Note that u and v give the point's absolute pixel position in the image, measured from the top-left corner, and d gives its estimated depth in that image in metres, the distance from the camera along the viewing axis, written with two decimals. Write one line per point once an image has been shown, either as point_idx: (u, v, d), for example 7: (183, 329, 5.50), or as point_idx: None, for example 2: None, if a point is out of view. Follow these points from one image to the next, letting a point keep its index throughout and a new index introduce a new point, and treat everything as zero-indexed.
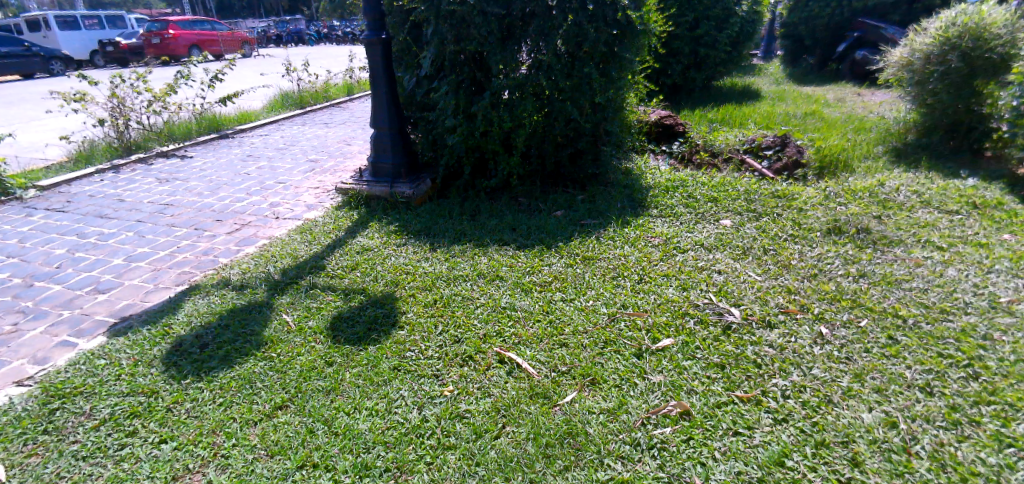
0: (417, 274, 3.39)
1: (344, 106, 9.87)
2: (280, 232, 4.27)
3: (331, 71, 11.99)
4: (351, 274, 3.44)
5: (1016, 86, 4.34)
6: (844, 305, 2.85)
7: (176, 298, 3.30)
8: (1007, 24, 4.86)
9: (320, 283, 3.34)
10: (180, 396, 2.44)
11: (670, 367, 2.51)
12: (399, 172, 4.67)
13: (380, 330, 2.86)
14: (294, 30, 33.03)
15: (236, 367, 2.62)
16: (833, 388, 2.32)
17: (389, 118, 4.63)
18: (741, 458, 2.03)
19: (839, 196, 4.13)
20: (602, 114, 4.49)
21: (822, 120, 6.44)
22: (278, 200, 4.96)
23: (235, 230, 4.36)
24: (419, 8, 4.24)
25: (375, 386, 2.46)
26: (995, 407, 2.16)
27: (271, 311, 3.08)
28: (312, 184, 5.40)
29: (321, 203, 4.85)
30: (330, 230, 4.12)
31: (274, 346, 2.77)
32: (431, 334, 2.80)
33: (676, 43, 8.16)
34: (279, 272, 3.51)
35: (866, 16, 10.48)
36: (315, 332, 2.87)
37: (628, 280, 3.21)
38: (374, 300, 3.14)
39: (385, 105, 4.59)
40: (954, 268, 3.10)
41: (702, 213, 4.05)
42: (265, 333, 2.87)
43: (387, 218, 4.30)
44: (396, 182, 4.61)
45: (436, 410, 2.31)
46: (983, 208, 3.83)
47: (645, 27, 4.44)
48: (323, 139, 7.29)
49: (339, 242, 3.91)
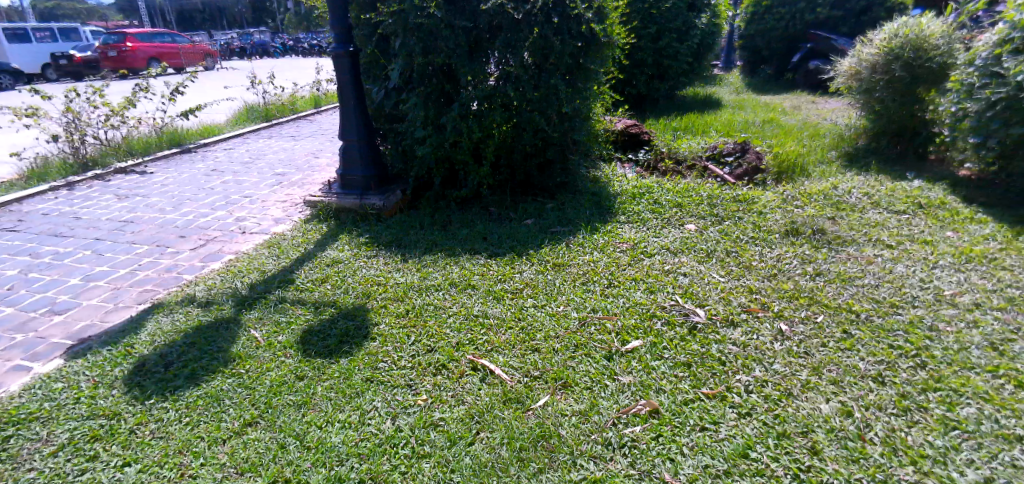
0: (388, 285, 3.39)
1: (311, 119, 9.81)
2: (247, 246, 4.23)
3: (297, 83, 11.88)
4: (321, 287, 3.42)
5: (954, 94, 4.60)
6: (801, 303, 2.97)
7: (138, 317, 3.23)
8: (944, 36, 5.15)
9: (289, 297, 3.32)
10: (143, 417, 2.39)
11: (639, 368, 2.58)
12: (369, 183, 4.68)
13: (351, 343, 2.86)
14: (258, 42, 32.54)
15: (203, 386, 2.58)
16: (793, 382, 2.42)
17: (359, 130, 4.64)
18: (708, 452, 2.11)
19: (796, 199, 4.30)
20: (569, 123, 4.60)
21: (778, 127, 6.69)
22: (244, 215, 4.90)
23: (199, 246, 4.30)
24: (386, 21, 4.26)
25: (347, 398, 2.46)
26: (941, 393, 2.29)
27: (239, 328, 3.04)
28: (279, 198, 5.35)
29: (289, 217, 4.81)
30: (298, 244, 4.09)
31: (243, 362, 2.74)
32: (403, 344, 2.81)
33: (639, 54, 8.35)
34: (246, 288, 3.47)
35: (818, 28, 10.88)
36: (285, 347, 2.85)
37: (598, 285, 3.28)
38: (344, 312, 3.13)
39: (354, 117, 4.61)
40: (903, 265, 3.27)
41: (668, 218, 4.16)
42: (232, 349, 2.84)
43: (357, 229, 4.29)
44: (367, 194, 4.62)
45: (410, 420, 2.33)
46: (928, 207, 4.04)
47: (609, 40, 4.52)
48: (290, 152, 7.24)
49: (308, 255, 3.89)
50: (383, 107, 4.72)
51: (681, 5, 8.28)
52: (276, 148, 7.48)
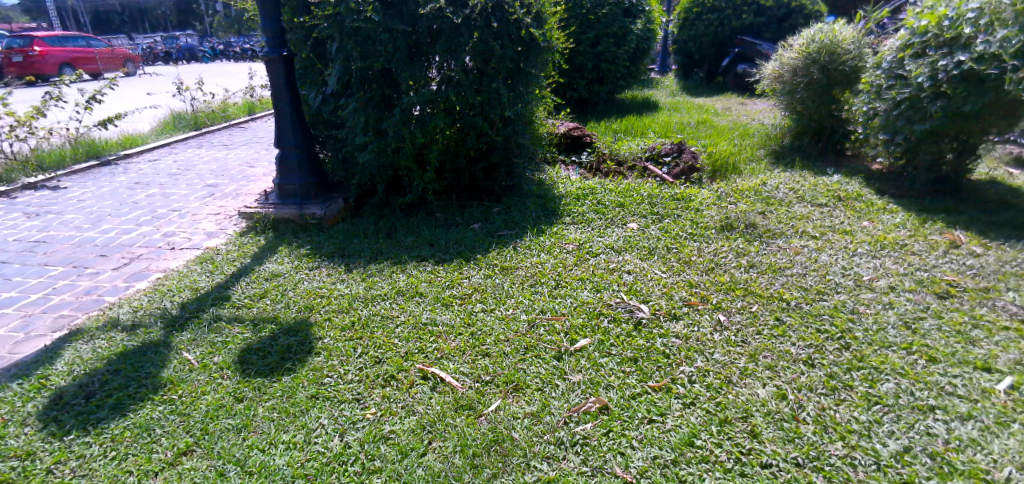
0: (332, 297, 3.33)
1: (245, 126, 9.49)
2: (176, 263, 4.05)
3: (228, 89, 11.46)
4: (260, 303, 3.32)
5: (865, 95, 4.95)
6: (737, 294, 3.13)
7: (53, 346, 3.03)
8: (854, 41, 5.55)
9: (225, 315, 3.20)
10: (62, 455, 2.26)
11: (588, 366, 2.65)
12: (308, 192, 4.60)
13: (294, 360, 2.79)
14: (184, 46, 31.05)
15: (130, 416, 2.45)
16: (732, 370, 2.55)
17: (295, 137, 4.55)
18: (656, 443, 2.19)
19: (729, 196, 4.51)
20: (512, 127, 4.65)
21: (712, 127, 6.99)
22: (173, 230, 4.69)
23: (123, 265, 4.08)
24: (321, 25, 4.18)
25: (292, 417, 2.41)
26: (863, 371, 2.47)
27: (170, 351, 2.91)
28: (211, 210, 5.16)
29: (222, 230, 4.64)
30: (234, 258, 3.96)
31: (175, 388, 2.62)
32: (349, 358, 2.77)
33: (579, 59, 8.51)
34: (177, 307, 3.32)
35: (744, 33, 11.45)
36: (221, 368, 2.75)
37: (545, 286, 3.34)
38: (286, 328, 3.05)
39: (291, 124, 4.52)
40: (826, 254, 3.50)
41: (611, 218, 4.28)
42: (163, 374, 2.72)
43: (298, 240, 4.20)
44: (306, 203, 4.53)
45: (359, 435, 2.30)
46: (847, 200, 4.33)
47: (549, 44, 4.61)
48: (223, 162, 6.97)
49: (245, 270, 3.76)
50: (321, 114, 4.62)
51: (617, 11, 8.53)
52: (207, 159, 7.19)
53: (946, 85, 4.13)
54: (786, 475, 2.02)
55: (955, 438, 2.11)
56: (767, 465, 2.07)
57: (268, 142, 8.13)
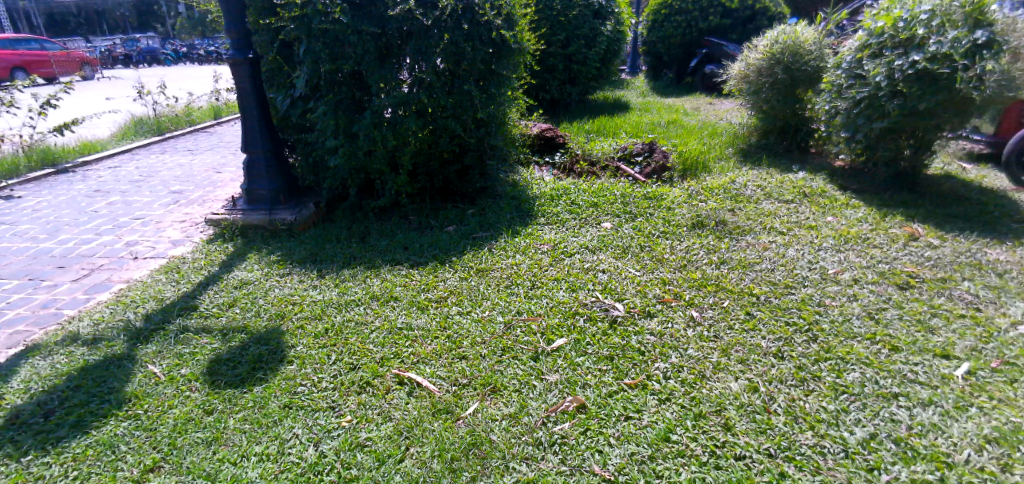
0: (305, 304, 3.28)
1: (211, 131, 9.30)
2: (139, 273, 3.94)
3: (193, 93, 11.20)
4: (229, 312, 3.26)
5: (826, 94, 5.10)
6: (709, 290, 3.19)
7: (8, 363, 2.91)
8: (816, 42, 5.72)
9: (193, 326, 3.13)
10: (19, 477, 2.17)
11: (564, 365, 2.67)
12: (278, 197, 4.53)
13: (265, 369, 2.74)
14: (146, 48, 30.25)
15: (92, 433, 2.37)
16: (705, 364, 2.60)
17: (263, 141, 4.49)
18: (633, 440, 2.22)
19: (700, 194, 4.59)
20: (485, 129, 4.66)
21: (682, 127, 7.11)
22: (135, 239, 4.57)
23: (82, 276, 3.96)
24: (288, 27, 4.12)
25: (264, 428, 2.36)
26: (830, 362, 2.55)
27: (135, 364, 2.82)
28: (176, 217, 5.04)
29: (188, 238, 4.54)
30: (201, 266, 3.88)
31: (140, 402, 2.55)
32: (323, 365, 2.73)
33: (550, 60, 8.56)
34: (141, 319, 3.23)
35: (711, 34, 11.66)
36: (188, 380, 2.68)
37: (521, 287, 3.36)
38: (257, 337, 2.99)
39: (258, 128, 4.45)
40: (793, 249, 3.59)
41: (585, 218, 4.33)
42: (127, 389, 2.63)
43: (268, 247, 4.14)
44: (276, 208, 4.48)
45: (334, 444, 2.27)
46: (812, 196, 4.45)
47: (520, 45, 4.63)
48: (188, 168, 6.82)
49: (213, 278, 3.69)
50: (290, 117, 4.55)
51: (587, 13, 8.60)
52: (172, 164, 7.02)
53: (902, 85, 4.29)
54: (759, 466, 2.07)
55: (918, 424, 2.19)
56: (741, 457, 2.12)
57: (235, 147, 7.98)
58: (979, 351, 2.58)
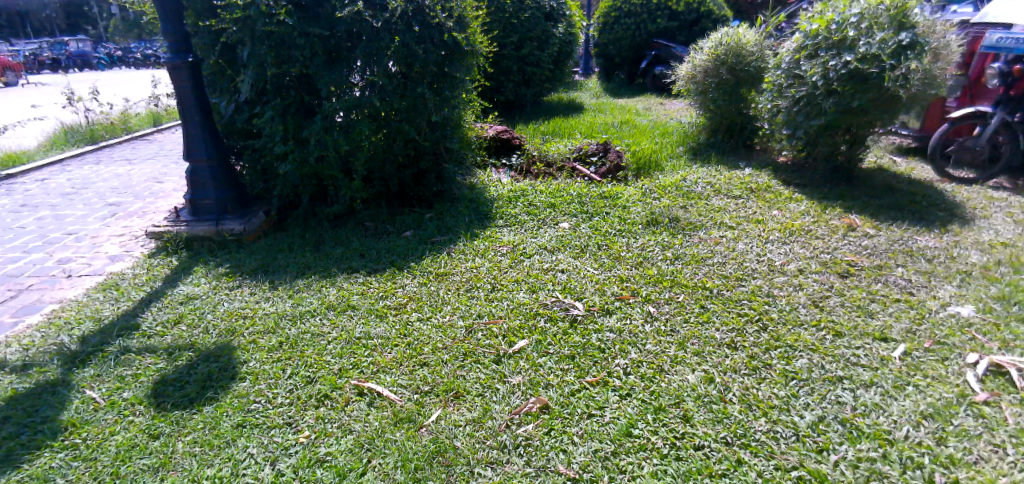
0: (256, 317, 3.19)
1: (150, 139, 8.92)
2: (73, 293, 3.68)
3: (128, 100, 10.69)
4: (175, 330, 3.12)
5: (768, 93, 5.30)
6: (665, 285, 3.28)
7: None
8: (757, 44, 5.95)
9: (135, 346, 2.96)
10: None
11: (527, 367, 2.70)
12: (225, 207, 4.42)
13: (216, 387, 2.62)
14: (76, 52, 28.71)
15: (25, 467, 2.21)
16: (663, 358, 2.68)
17: (207, 149, 4.36)
18: (596, 437, 2.26)
19: (653, 192, 4.71)
20: (440, 132, 4.65)
21: (634, 127, 7.27)
22: (69, 256, 4.30)
23: (8, 298, 3.67)
24: (230, 29, 3.99)
25: (216, 450, 2.27)
26: (780, 350, 2.66)
27: (71, 391, 2.65)
28: (113, 232, 4.81)
29: (128, 253, 4.29)
30: (143, 282, 3.70)
31: (78, 431, 2.39)
32: (278, 380, 2.66)
33: (504, 62, 8.58)
34: (77, 342, 3.03)
35: (659, 36, 11.94)
36: (132, 404, 2.54)
37: (481, 290, 3.37)
38: (205, 354, 2.86)
39: (201, 135, 4.31)
40: (742, 243, 3.73)
41: (543, 219, 4.37)
42: (62, 417, 2.46)
43: (216, 259, 4.01)
44: (223, 218, 4.36)
45: (292, 461, 2.20)
46: (758, 192, 4.62)
47: (472, 48, 4.64)
48: (125, 179, 6.52)
49: (157, 294, 3.53)
50: (235, 123, 4.40)
51: (539, 15, 8.67)
52: (108, 175, 6.70)
53: (837, 84, 4.52)
54: (717, 455, 2.14)
55: (861, 404, 2.32)
56: (700, 447, 2.19)
57: (177, 155, 7.68)
58: (913, 332, 2.75)
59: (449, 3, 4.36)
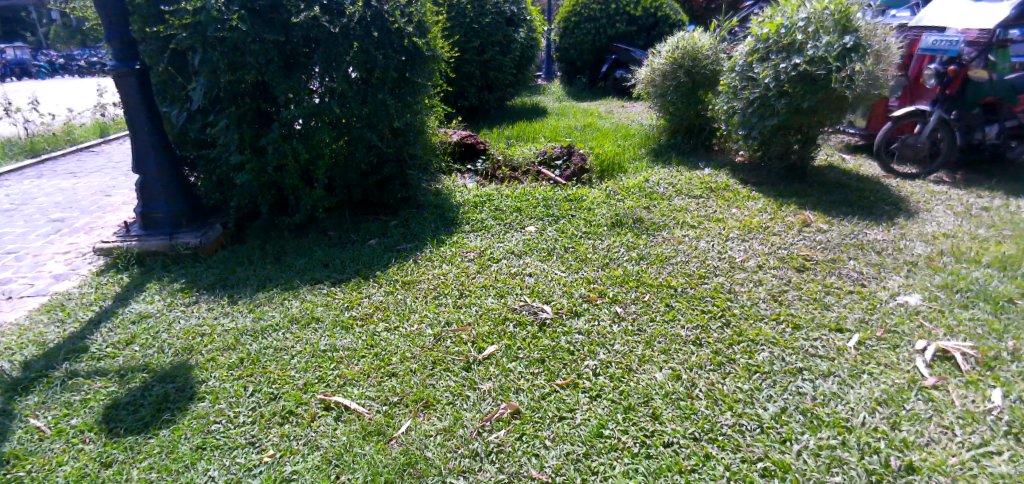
0: (215, 334, 3.10)
1: (96, 151, 8.57)
2: (14, 316, 3.47)
3: (73, 110, 10.25)
4: (126, 351, 3.00)
5: (724, 95, 5.45)
6: (631, 285, 3.33)
7: None
8: (712, 48, 6.11)
9: (83, 370, 2.83)
10: None
11: (497, 372, 2.70)
12: (179, 220, 4.30)
13: (173, 409, 2.53)
14: (16, 61, 27.43)
15: None
16: (631, 358, 2.72)
17: (158, 161, 4.23)
18: (568, 440, 2.28)
19: (617, 194, 4.77)
20: (403, 138, 4.62)
21: (597, 130, 7.36)
22: (9, 276, 4.08)
23: None
24: (179, 35, 3.87)
25: (175, 475, 2.19)
26: (743, 345, 2.73)
27: (12, 421, 2.50)
28: (58, 249, 4.59)
29: (74, 271, 4.09)
30: (91, 302, 3.54)
31: (21, 463, 2.26)
32: (241, 398, 2.59)
33: (466, 67, 8.59)
34: (19, 368, 2.88)
35: (619, 41, 12.09)
36: (80, 432, 2.42)
37: (449, 297, 3.36)
38: (161, 375, 2.76)
39: (151, 146, 4.19)
40: (704, 241, 3.81)
41: (509, 223, 4.38)
42: (3, 449, 2.33)
43: (170, 274, 3.88)
44: (177, 231, 4.23)
45: (257, 481, 2.14)
46: (718, 191, 4.73)
47: (433, 53, 4.63)
48: (71, 194, 6.26)
49: (106, 314, 3.38)
50: (187, 133, 4.28)
51: (500, 20, 8.69)
52: (51, 190, 6.41)
53: (788, 85, 4.68)
54: (685, 450, 2.18)
55: (820, 394, 2.40)
56: (669, 444, 2.23)
57: (126, 168, 7.41)
58: (866, 322, 2.86)
59: (408, 8, 4.35)
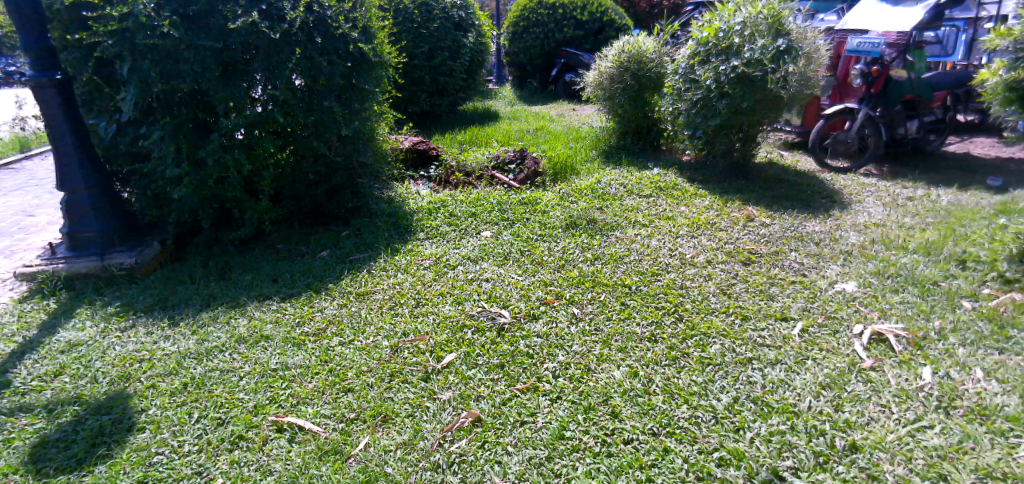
0: (155, 359, 2.94)
1: (17, 168, 8.05)
2: None
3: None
4: (55, 383, 2.81)
5: (669, 97, 5.57)
6: (586, 286, 3.35)
7: None
8: (656, 51, 6.26)
9: (6, 407, 2.63)
10: None
11: (456, 381, 2.66)
12: (110, 239, 4.09)
13: (109, 442, 2.39)
14: None
15: None
16: (590, 358, 2.73)
17: (85, 177, 4.01)
18: (530, 445, 2.27)
19: (570, 196, 4.81)
20: (352, 146, 4.53)
21: (549, 133, 7.41)
22: None
23: None
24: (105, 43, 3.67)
25: None
26: (696, 338, 2.79)
27: None
28: None
29: None
30: (14, 332, 3.30)
31: None
32: (185, 425, 2.47)
33: (416, 73, 8.51)
34: None
35: (569, 45, 12.21)
36: (3, 475, 2.24)
37: (406, 306, 3.30)
38: (95, 407, 2.60)
39: (76, 162, 3.97)
40: (656, 239, 3.88)
41: (465, 229, 4.35)
42: None
43: (103, 298, 3.67)
44: (108, 251, 4.03)
45: None
46: (667, 190, 4.83)
47: (380, 59, 4.59)
48: None
49: (32, 345, 3.16)
50: (117, 145, 4.06)
51: (448, 25, 8.65)
52: None
53: (727, 86, 4.84)
54: (645, 446, 2.20)
55: (770, 381, 2.47)
56: (629, 441, 2.25)
57: (52, 186, 6.98)
58: (808, 310, 2.97)
59: (353, 13, 4.29)
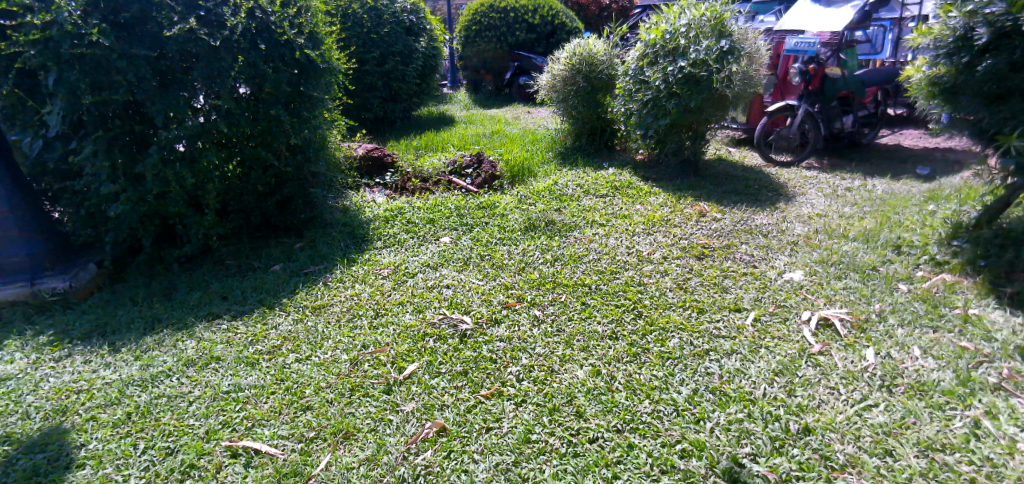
0: (94, 389, 2.78)
1: None
2: None
3: None
4: None
5: (620, 98, 5.64)
6: (547, 288, 3.35)
7: None
8: (606, 53, 6.32)
9: None
10: None
11: (419, 391, 2.61)
12: (41, 263, 3.87)
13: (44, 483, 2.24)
14: None
15: None
16: (553, 359, 2.72)
17: (9, 199, 3.75)
18: (496, 451, 2.24)
19: (528, 198, 4.81)
20: (302, 155, 4.41)
21: (505, 136, 7.41)
22: None
23: None
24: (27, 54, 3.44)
25: None
26: (655, 334, 2.82)
27: None
28: None
29: None
30: None
31: None
32: (131, 458, 2.34)
33: (367, 79, 8.37)
34: None
35: (519, 48, 12.22)
36: None
37: (365, 317, 3.23)
38: (28, 445, 2.43)
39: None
40: (613, 238, 3.91)
41: (423, 235, 4.30)
42: None
43: (37, 326, 3.45)
44: (39, 276, 3.81)
45: None
46: (622, 189, 4.89)
47: (329, 65, 4.49)
48: None
49: None
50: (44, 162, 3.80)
51: (398, 30, 8.55)
52: None
53: (676, 86, 4.93)
54: (610, 444, 2.21)
55: (727, 372, 2.51)
56: (594, 439, 2.25)
57: None
58: (761, 300, 3.04)
59: (297, 19, 4.19)
